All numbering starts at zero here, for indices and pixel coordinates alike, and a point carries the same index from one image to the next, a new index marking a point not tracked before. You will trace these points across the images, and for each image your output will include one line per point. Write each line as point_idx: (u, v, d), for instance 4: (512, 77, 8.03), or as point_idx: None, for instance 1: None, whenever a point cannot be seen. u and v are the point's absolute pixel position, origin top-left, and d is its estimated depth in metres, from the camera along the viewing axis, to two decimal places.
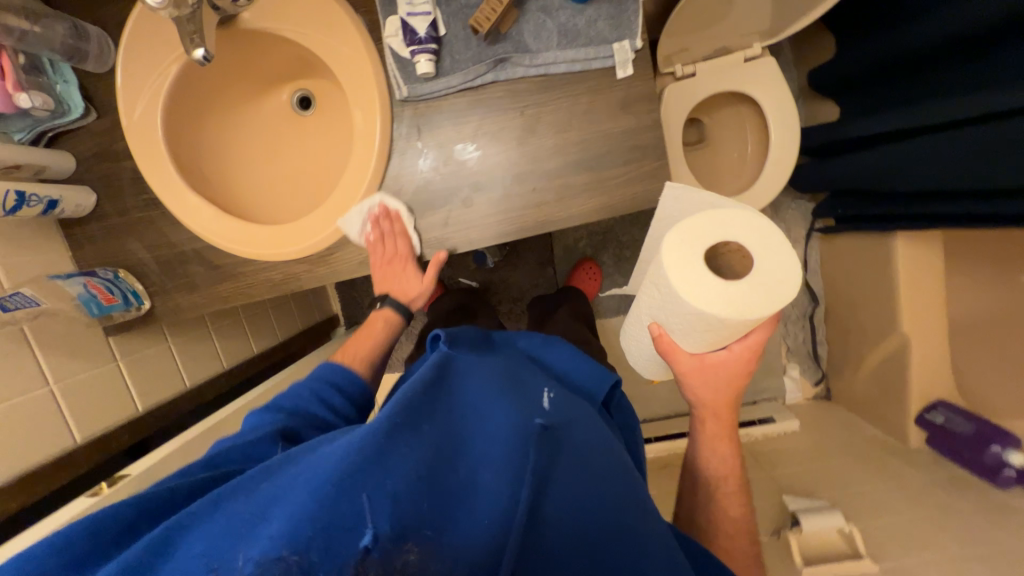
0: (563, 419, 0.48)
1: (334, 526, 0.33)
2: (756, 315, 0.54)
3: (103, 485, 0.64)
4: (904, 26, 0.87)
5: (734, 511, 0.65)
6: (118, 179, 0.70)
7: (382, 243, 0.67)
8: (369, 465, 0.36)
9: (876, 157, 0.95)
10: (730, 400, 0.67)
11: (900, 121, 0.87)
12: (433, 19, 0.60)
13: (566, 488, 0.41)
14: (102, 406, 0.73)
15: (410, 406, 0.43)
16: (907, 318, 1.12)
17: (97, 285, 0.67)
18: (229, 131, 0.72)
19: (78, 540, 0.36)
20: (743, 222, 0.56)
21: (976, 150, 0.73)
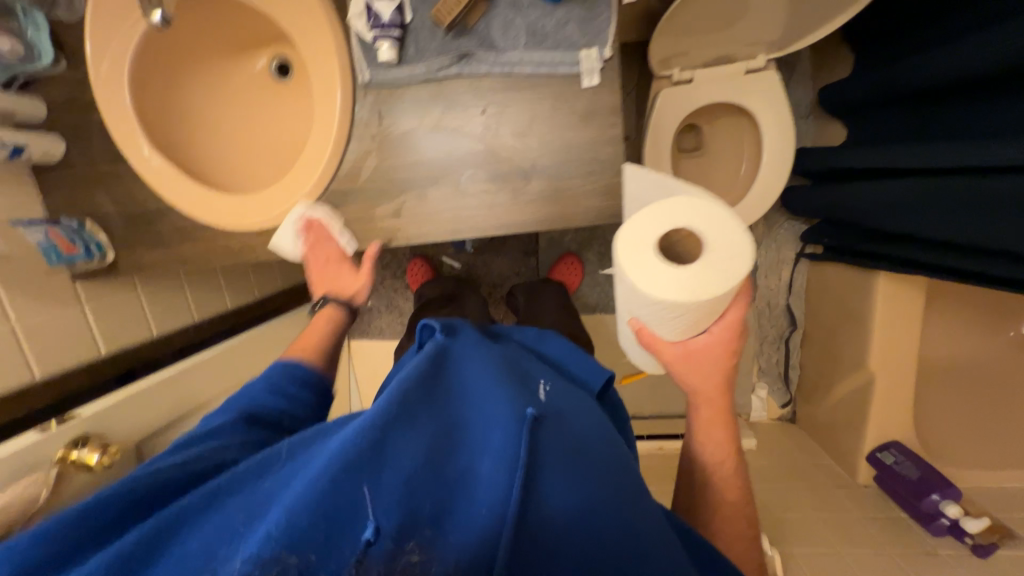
0: (559, 412, 0.45)
1: (331, 519, 0.32)
2: (714, 293, 0.50)
3: (52, 422, 0.67)
4: (925, 54, 0.82)
5: (730, 494, 0.57)
6: (88, 129, 0.71)
7: (314, 250, 0.70)
8: (366, 456, 0.34)
9: (869, 190, 0.91)
10: (722, 379, 0.60)
11: (898, 158, 0.83)
12: (398, 4, 0.58)
13: (574, 479, 0.38)
14: (66, 346, 0.77)
15: (406, 394, 0.41)
16: (877, 355, 1.10)
17: (59, 233, 0.69)
18: (199, 92, 0.72)
19: (74, 526, 0.34)
20: (693, 204, 0.52)
21: (951, 200, 0.72)
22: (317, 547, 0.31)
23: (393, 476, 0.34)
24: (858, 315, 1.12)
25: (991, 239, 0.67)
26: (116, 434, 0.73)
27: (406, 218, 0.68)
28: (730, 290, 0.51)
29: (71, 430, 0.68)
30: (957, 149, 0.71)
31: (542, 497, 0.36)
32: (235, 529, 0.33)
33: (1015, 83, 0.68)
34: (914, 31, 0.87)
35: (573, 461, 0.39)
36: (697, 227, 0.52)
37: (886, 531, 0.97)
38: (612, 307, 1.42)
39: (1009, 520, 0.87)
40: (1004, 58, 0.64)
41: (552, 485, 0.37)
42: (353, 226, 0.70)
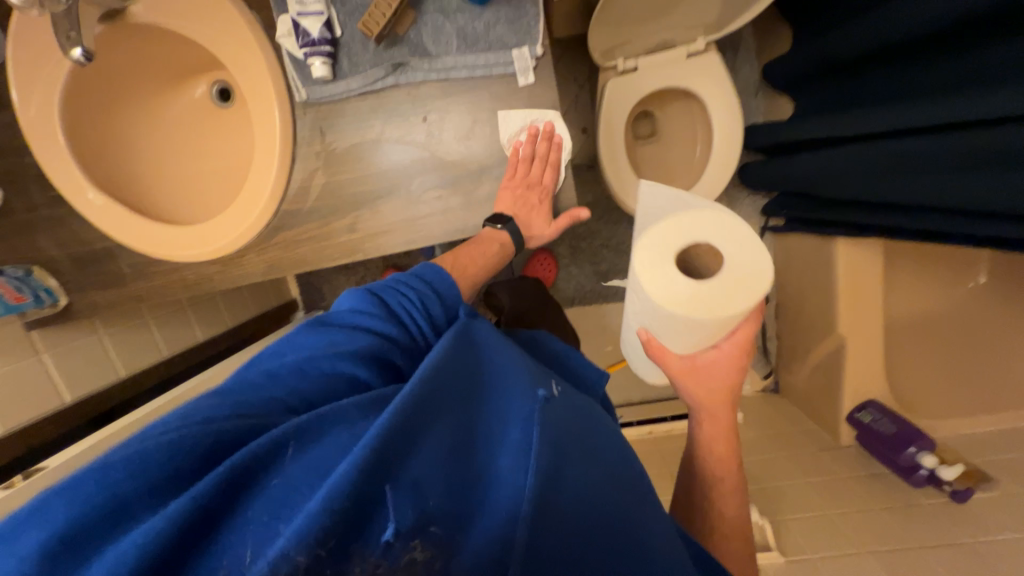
0: (571, 407, 0.46)
1: (358, 510, 0.30)
2: (730, 312, 0.51)
3: (17, 478, 0.64)
4: (858, 21, 0.83)
5: (730, 511, 0.57)
6: (23, 174, 0.70)
7: (529, 163, 0.62)
8: (399, 440, 0.34)
9: (832, 158, 0.90)
10: (729, 395, 0.59)
11: (855, 124, 0.82)
12: (326, 20, 0.58)
13: (580, 477, 0.40)
14: (24, 398, 0.74)
15: (436, 377, 0.40)
16: (846, 318, 1.12)
17: (5, 283, 0.66)
18: (139, 125, 0.71)
19: (119, 481, 0.29)
20: (711, 220, 0.53)
21: (909, 161, 0.73)
22: (347, 534, 0.29)
23: (420, 466, 0.34)
24: (825, 281, 1.15)
25: (949, 200, 0.68)
26: None
27: (362, 231, 0.68)
28: (747, 309, 0.52)
29: (38, 483, 0.65)
30: (908, 111, 0.72)
31: (552, 494, 0.37)
32: (275, 507, 0.30)
33: (954, 45, 0.69)
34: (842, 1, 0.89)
35: (582, 464, 0.41)
36: (716, 243, 0.52)
37: (871, 487, 0.99)
38: (588, 297, 1.43)
39: (982, 465, 0.89)
40: (954, 15, 0.64)
41: (561, 486, 0.38)
42: (308, 244, 0.69)
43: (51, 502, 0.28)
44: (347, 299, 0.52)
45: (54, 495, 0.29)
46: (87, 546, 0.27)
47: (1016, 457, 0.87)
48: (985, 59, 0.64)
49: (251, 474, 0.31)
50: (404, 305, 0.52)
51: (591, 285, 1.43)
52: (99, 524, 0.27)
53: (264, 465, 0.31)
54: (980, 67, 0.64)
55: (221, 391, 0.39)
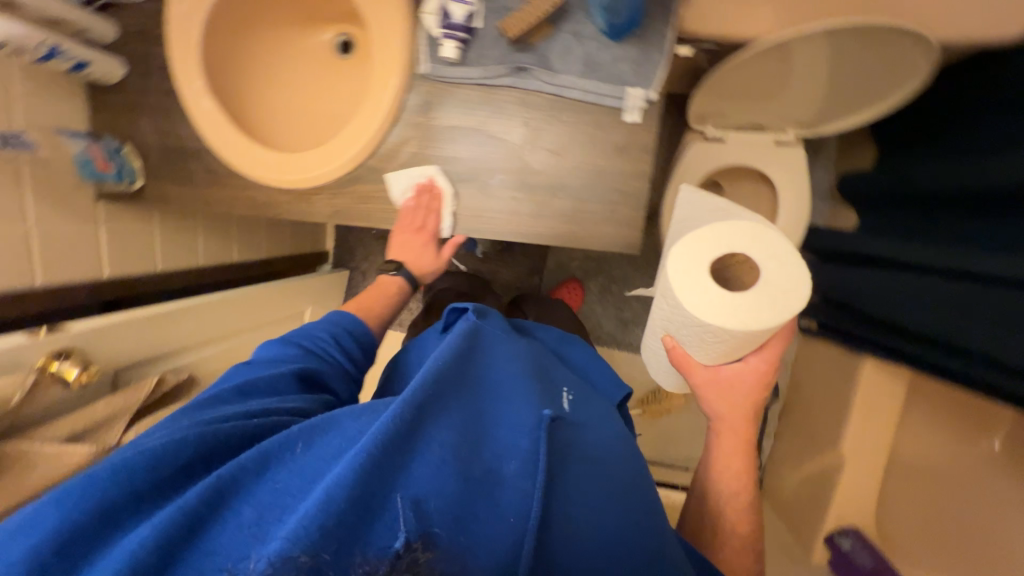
0: (573, 428, 0.52)
1: (363, 507, 0.37)
2: (764, 325, 0.54)
3: (41, 329, 0.67)
4: (937, 165, 0.88)
5: (742, 527, 0.57)
6: (150, 62, 0.74)
7: (415, 213, 0.71)
8: (390, 453, 0.41)
9: (870, 276, 0.96)
10: (750, 412, 0.62)
11: (899, 250, 0.88)
12: (471, 10, 0.62)
13: (579, 488, 0.46)
14: (74, 258, 0.77)
15: (435, 383, 0.49)
16: (851, 438, 1.11)
17: (97, 150, 0.73)
18: (266, 51, 0.77)
19: (105, 489, 0.39)
20: (748, 232, 0.56)
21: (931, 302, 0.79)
22: (358, 534, 0.36)
23: (419, 476, 0.41)
24: (840, 396, 1.14)
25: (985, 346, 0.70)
26: (97, 352, 0.74)
27: (432, 207, 0.71)
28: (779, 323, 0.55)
29: (56, 341, 0.68)
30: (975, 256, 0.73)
31: (557, 508, 0.43)
32: (260, 515, 0.38)
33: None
34: (932, 141, 0.93)
35: (582, 476, 0.47)
36: (753, 254, 0.56)
37: None
38: (603, 339, 1.44)
39: None
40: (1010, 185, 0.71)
41: (566, 496, 0.45)
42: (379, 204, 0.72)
43: (43, 511, 0.38)
44: (268, 345, 0.63)
45: (48, 503, 0.38)
46: (87, 541, 0.37)
47: None
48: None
49: (241, 483, 0.40)
50: (325, 344, 0.65)
51: (610, 328, 1.44)
52: (104, 520, 0.38)
53: (251, 474, 0.41)
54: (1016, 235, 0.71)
55: (176, 416, 0.50)
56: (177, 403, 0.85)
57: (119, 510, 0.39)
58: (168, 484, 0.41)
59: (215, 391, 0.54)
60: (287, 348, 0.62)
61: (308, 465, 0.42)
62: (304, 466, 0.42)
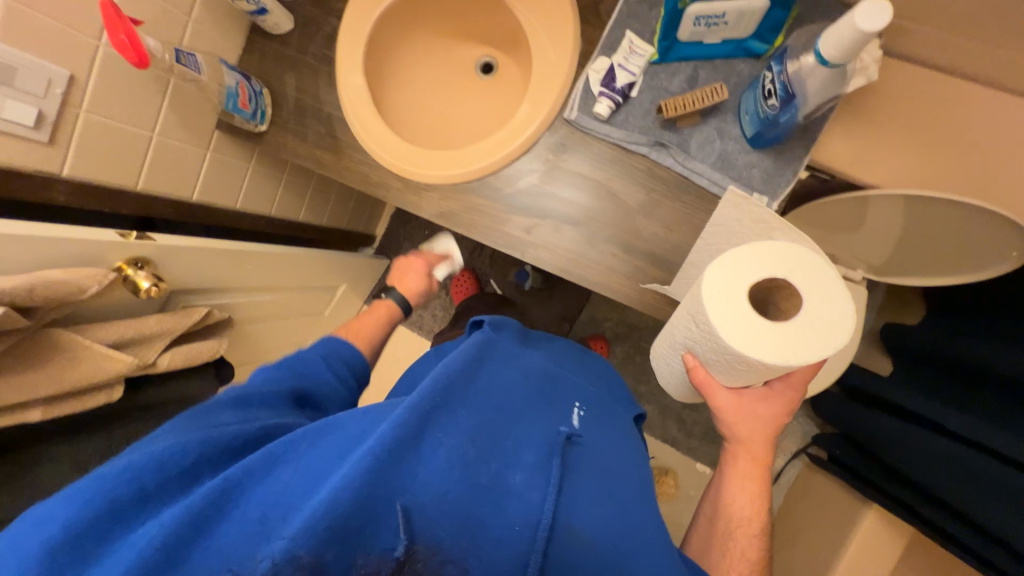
0: (588, 452, 0.52)
1: (371, 511, 0.39)
2: (804, 360, 0.51)
3: (132, 234, 0.67)
4: (964, 335, 0.94)
5: (749, 550, 0.61)
6: (316, 26, 0.78)
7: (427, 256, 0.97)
8: (392, 460, 0.40)
9: (881, 421, 1.00)
10: (768, 435, 0.64)
11: (919, 405, 0.92)
12: (633, 81, 0.66)
13: (585, 507, 0.46)
14: (176, 176, 0.78)
15: (445, 387, 0.47)
16: None
17: (244, 89, 0.75)
18: (422, 52, 0.83)
19: (118, 488, 0.42)
20: (792, 255, 0.53)
21: (940, 465, 0.83)
22: (368, 533, 0.39)
23: (423, 482, 0.41)
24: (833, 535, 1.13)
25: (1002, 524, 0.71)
26: (167, 269, 0.73)
27: (533, 238, 0.74)
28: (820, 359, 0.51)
29: (140, 248, 0.67)
30: (1006, 436, 0.74)
31: (566, 522, 0.44)
32: (264, 514, 0.40)
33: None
34: (962, 309, 1.00)
35: (585, 492, 0.47)
36: (794, 280, 0.53)
37: None
38: None
39: None
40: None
41: (573, 512, 0.45)
42: (482, 218, 0.75)
43: (54, 506, 0.41)
44: (264, 369, 0.68)
45: (63, 497, 0.42)
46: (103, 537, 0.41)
47: None
48: None
49: (246, 482, 0.42)
50: (321, 369, 0.70)
51: None
52: (115, 512, 0.42)
53: (255, 470, 0.43)
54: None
55: (178, 424, 0.54)
56: (212, 339, 0.82)
57: (126, 508, 0.42)
58: (175, 483, 0.44)
59: (217, 402, 0.59)
60: (284, 370, 0.67)
61: (308, 463, 0.43)
62: (309, 463, 0.43)
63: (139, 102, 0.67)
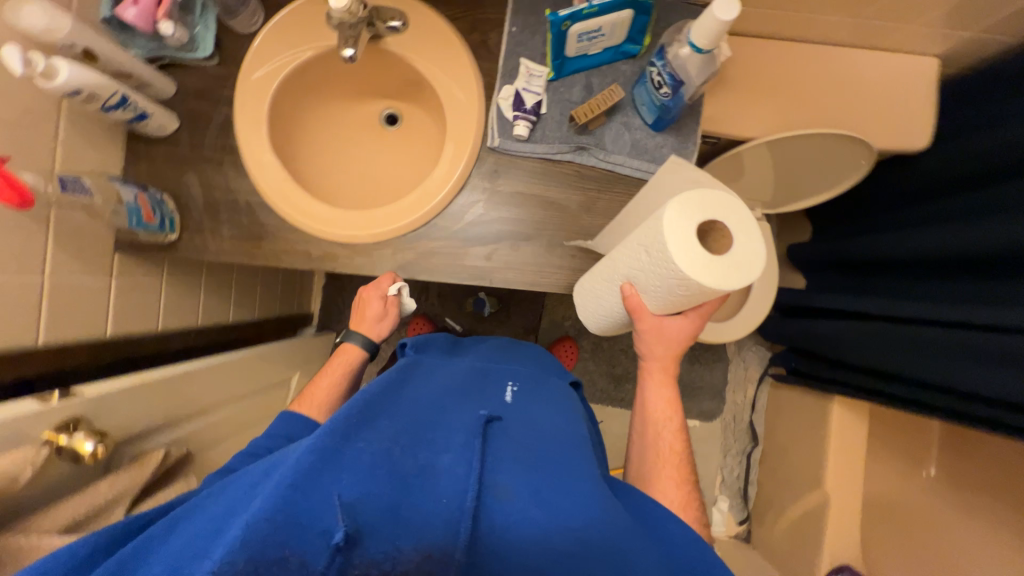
0: (510, 425, 0.58)
1: (295, 520, 0.41)
2: (729, 288, 0.57)
3: (54, 393, 0.58)
4: (855, 236, 1.13)
5: (674, 452, 0.70)
6: (207, 119, 0.75)
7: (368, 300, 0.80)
8: (311, 475, 0.44)
9: (821, 327, 1.14)
10: (677, 352, 0.73)
11: (845, 303, 1.07)
12: (539, 99, 0.73)
13: (510, 466, 0.50)
14: (81, 316, 0.68)
15: (363, 410, 0.54)
16: (830, 478, 1.24)
17: (145, 199, 0.68)
18: (323, 118, 0.82)
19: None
20: (728, 202, 0.58)
21: (888, 341, 0.94)
22: (298, 551, 0.40)
23: (348, 482, 0.44)
24: (816, 436, 1.28)
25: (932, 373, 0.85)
26: (106, 422, 0.63)
27: (495, 262, 0.76)
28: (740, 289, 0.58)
29: (70, 408, 0.58)
30: (923, 305, 0.87)
31: (492, 480, 0.48)
32: (184, 553, 0.42)
33: (945, 270, 0.90)
34: (850, 219, 1.19)
35: (507, 455, 0.52)
36: (728, 223, 0.57)
37: None
38: (597, 396, 1.51)
39: None
40: (926, 251, 0.90)
41: (497, 472, 0.49)
42: (440, 260, 0.76)
43: None
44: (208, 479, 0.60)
45: None
46: None
47: None
48: (941, 284, 0.89)
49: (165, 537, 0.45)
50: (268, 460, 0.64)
51: (602, 384, 1.51)
52: None
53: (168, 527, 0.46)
54: (936, 289, 0.90)
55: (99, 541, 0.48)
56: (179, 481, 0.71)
57: None
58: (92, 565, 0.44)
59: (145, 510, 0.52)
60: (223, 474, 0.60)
61: (227, 511, 0.46)
62: (215, 512, 0.46)
63: (25, 248, 0.58)
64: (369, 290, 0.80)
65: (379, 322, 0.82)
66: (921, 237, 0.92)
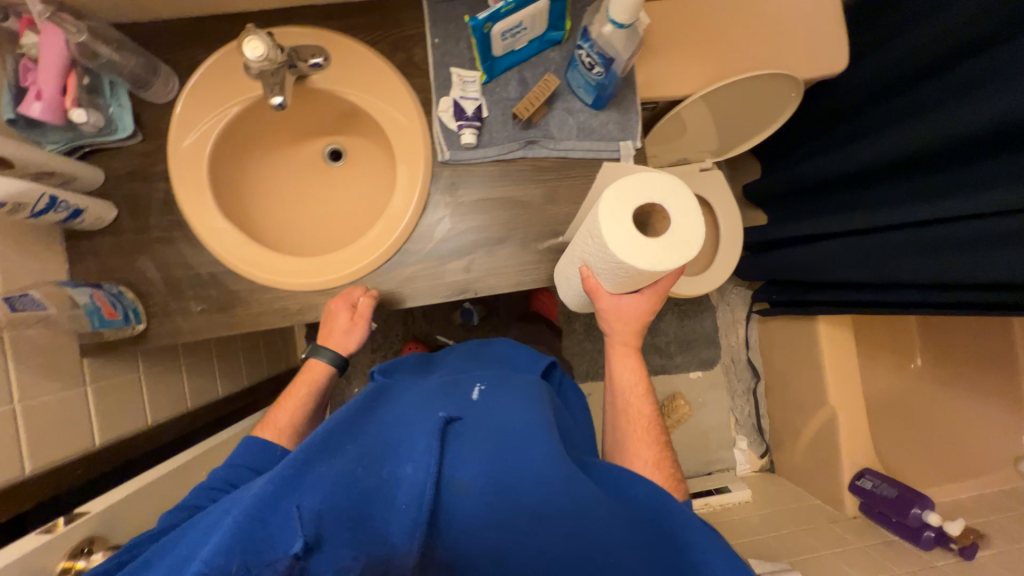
0: (473, 420, 0.59)
1: (259, 541, 0.43)
2: (665, 267, 0.58)
3: (60, 520, 0.54)
4: (803, 164, 1.19)
5: (646, 425, 0.71)
6: (147, 199, 0.72)
7: (335, 313, 0.71)
8: (274, 499, 0.46)
9: (792, 256, 1.20)
10: (638, 328, 0.74)
11: (808, 229, 1.11)
12: (479, 104, 0.73)
13: (468, 457, 0.53)
14: (65, 434, 0.64)
15: (328, 434, 0.54)
16: (833, 393, 1.30)
17: (102, 297, 0.65)
18: (267, 170, 0.80)
19: None
20: (665, 184, 0.59)
21: (855, 259, 0.99)
22: (253, 570, 0.42)
23: (309, 499, 0.46)
24: (811, 358, 1.34)
25: (888, 275, 0.91)
26: (119, 534, 0.60)
27: (474, 273, 0.76)
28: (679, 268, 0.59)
29: (79, 531, 0.55)
30: (876, 214, 0.92)
31: (450, 475, 0.51)
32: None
33: (886, 178, 0.96)
34: (794, 149, 1.24)
35: (466, 447, 0.54)
36: (668, 206, 0.59)
37: (888, 552, 1.07)
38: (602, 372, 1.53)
39: (979, 524, 1.03)
40: (874, 162, 0.95)
41: (456, 470, 0.51)
42: (420, 284, 0.76)
43: None
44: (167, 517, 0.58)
45: None
46: None
47: (994, 519, 1.02)
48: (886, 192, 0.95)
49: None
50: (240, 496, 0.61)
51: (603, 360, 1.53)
52: None
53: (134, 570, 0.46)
54: (883, 197, 0.95)
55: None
56: None
57: None
58: None
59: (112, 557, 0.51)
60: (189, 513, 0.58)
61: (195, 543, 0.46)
62: (183, 544, 0.47)
63: None
64: (337, 298, 0.72)
65: (348, 336, 0.72)
66: (861, 152, 0.98)
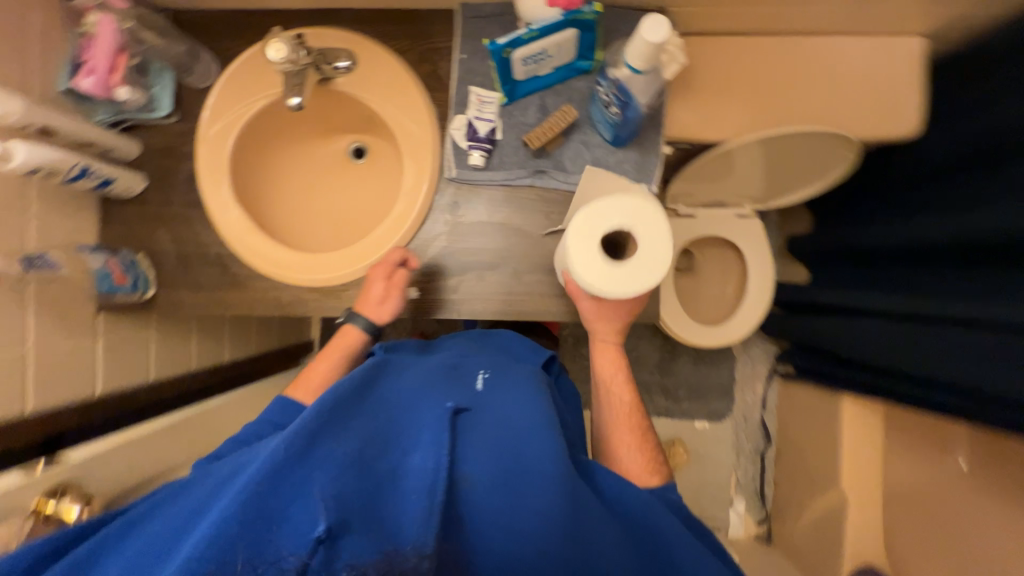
0: (481, 414, 0.54)
1: (263, 518, 0.39)
2: (620, 293, 0.56)
3: (40, 462, 0.60)
4: (856, 227, 1.07)
5: (624, 423, 0.68)
6: (173, 175, 0.77)
7: (376, 279, 0.70)
8: (283, 472, 0.41)
9: (824, 325, 1.09)
10: (620, 325, 0.71)
11: (847, 299, 1.00)
12: (493, 126, 0.71)
13: (479, 455, 0.48)
14: (69, 380, 0.71)
15: (334, 404, 0.48)
16: (847, 477, 1.19)
17: (116, 263, 0.71)
18: (287, 162, 0.83)
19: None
20: (636, 208, 0.55)
21: (891, 344, 0.88)
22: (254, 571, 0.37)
23: (319, 480, 0.41)
24: (830, 436, 1.23)
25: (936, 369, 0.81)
26: (94, 483, 0.66)
27: (462, 294, 0.75)
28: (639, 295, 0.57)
29: (54, 476, 0.61)
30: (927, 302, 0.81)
31: (460, 470, 0.46)
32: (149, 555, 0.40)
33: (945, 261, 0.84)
34: (850, 208, 1.13)
35: (480, 445, 0.49)
36: (636, 232, 0.56)
37: None
38: None
39: None
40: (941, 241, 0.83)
41: (464, 464, 0.47)
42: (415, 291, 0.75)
43: None
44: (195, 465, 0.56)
45: None
46: None
47: None
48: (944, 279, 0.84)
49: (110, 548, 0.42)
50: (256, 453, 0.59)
51: None
52: None
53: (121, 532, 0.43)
54: (942, 283, 0.83)
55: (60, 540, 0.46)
56: None
57: None
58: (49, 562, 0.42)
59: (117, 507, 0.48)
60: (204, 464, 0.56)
61: (191, 511, 0.43)
62: (180, 510, 0.44)
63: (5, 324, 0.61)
64: (378, 265, 0.72)
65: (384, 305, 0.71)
66: (925, 227, 0.87)
